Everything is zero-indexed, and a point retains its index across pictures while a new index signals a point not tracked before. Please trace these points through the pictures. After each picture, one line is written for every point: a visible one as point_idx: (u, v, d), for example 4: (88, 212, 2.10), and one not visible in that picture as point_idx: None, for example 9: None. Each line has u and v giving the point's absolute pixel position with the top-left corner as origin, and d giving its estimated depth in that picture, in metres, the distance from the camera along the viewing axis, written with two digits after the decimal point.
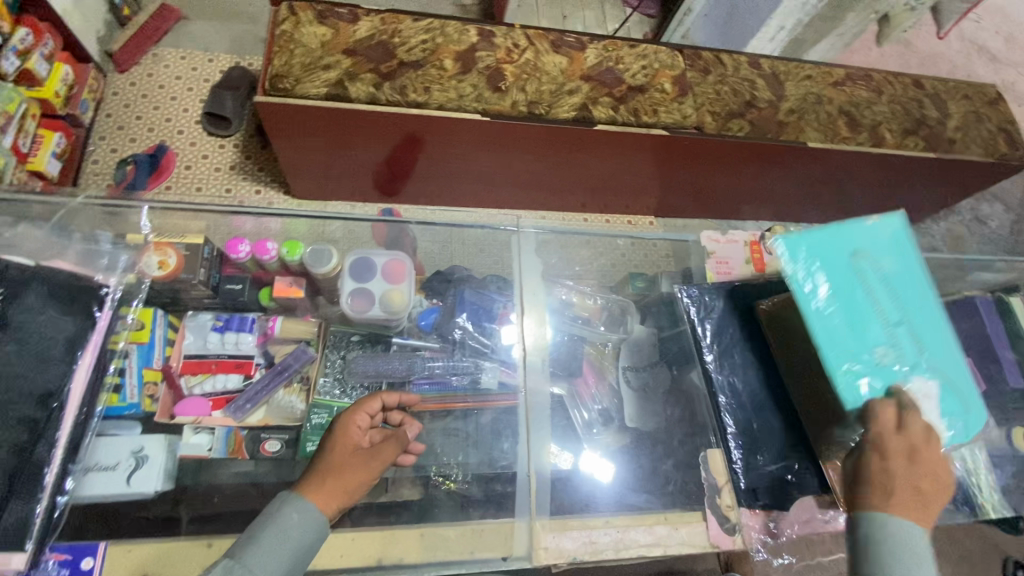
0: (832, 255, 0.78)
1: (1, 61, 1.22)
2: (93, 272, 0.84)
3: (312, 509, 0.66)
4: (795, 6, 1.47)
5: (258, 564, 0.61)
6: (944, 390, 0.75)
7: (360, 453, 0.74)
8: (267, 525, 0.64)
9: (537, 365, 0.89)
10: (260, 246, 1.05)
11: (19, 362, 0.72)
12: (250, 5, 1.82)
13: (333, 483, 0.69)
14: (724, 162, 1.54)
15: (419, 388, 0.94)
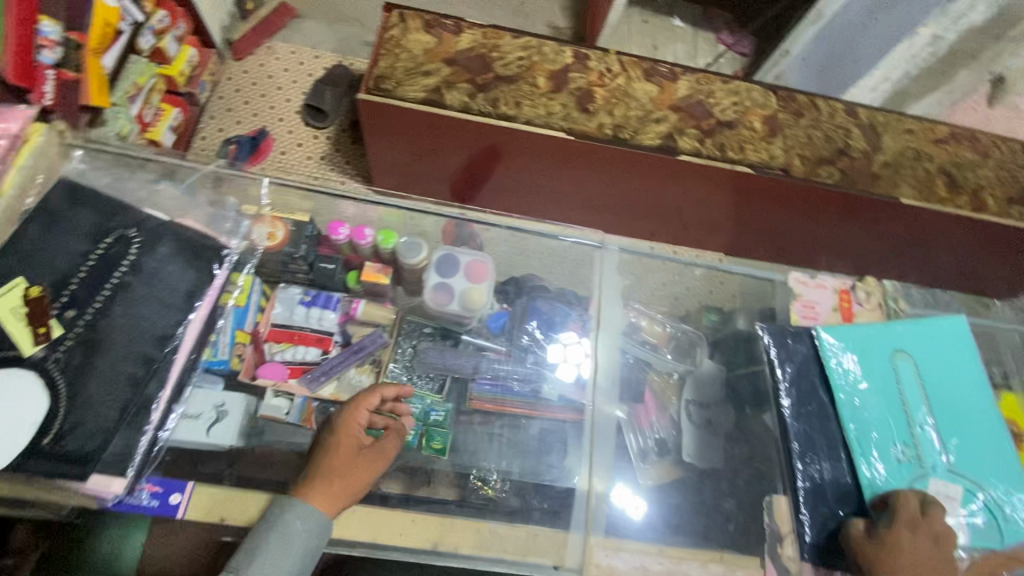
0: (875, 350, 0.96)
1: (141, 38, 1.31)
2: (219, 233, 0.91)
3: (314, 513, 0.75)
4: (902, 57, 1.42)
5: (260, 569, 0.71)
6: (968, 490, 0.87)
7: (365, 451, 0.82)
8: (270, 532, 0.74)
9: (606, 386, 0.94)
10: (357, 231, 1.04)
11: (144, 306, 0.82)
12: (360, 10, 1.95)
13: (341, 487, 0.78)
14: (807, 209, 1.49)
15: (480, 387, 0.97)
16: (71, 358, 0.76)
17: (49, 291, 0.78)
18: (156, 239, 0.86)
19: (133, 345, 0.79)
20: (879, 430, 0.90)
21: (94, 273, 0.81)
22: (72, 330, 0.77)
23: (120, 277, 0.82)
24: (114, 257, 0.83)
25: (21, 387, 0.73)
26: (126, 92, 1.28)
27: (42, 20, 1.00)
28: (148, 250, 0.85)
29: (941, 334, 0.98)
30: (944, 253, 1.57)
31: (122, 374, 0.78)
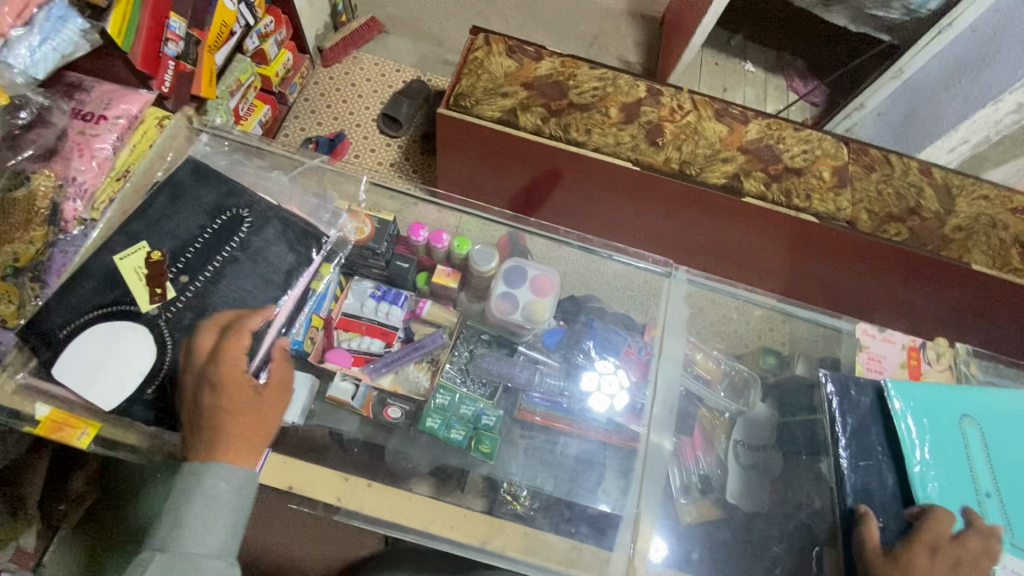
0: (944, 413, 0.69)
1: (247, 39, 1.43)
2: (320, 223, 0.81)
3: (239, 468, 0.63)
4: (985, 122, 1.39)
5: (197, 537, 0.60)
6: None
7: (256, 396, 0.66)
8: (189, 503, 0.60)
9: (663, 419, 0.78)
10: (436, 234, 0.93)
11: (249, 277, 0.74)
12: (443, 30, 2.05)
13: (244, 443, 0.63)
14: (868, 264, 1.46)
15: (530, 400, 0.83)
16: (175, 317, 0.69)
17: (169, 253, 0.72)
18: (262, 220, 0.77)
19: (231, 315, 0.71)
20: (944, 503, 0.65)
21: (211, 238, 0.75)
22: (181, 294, 0.71)
23: (234, 245, 0.75)
24: (231, 224, 0.76)
25: (136, 339, 0.68)
26: (229, 87, 1.39)
27: (171, 16, 1.10)
28: (256, 225, 0.77)
29: (1008, 404, 0.72)
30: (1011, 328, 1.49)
31: (219, 340, 0.70)
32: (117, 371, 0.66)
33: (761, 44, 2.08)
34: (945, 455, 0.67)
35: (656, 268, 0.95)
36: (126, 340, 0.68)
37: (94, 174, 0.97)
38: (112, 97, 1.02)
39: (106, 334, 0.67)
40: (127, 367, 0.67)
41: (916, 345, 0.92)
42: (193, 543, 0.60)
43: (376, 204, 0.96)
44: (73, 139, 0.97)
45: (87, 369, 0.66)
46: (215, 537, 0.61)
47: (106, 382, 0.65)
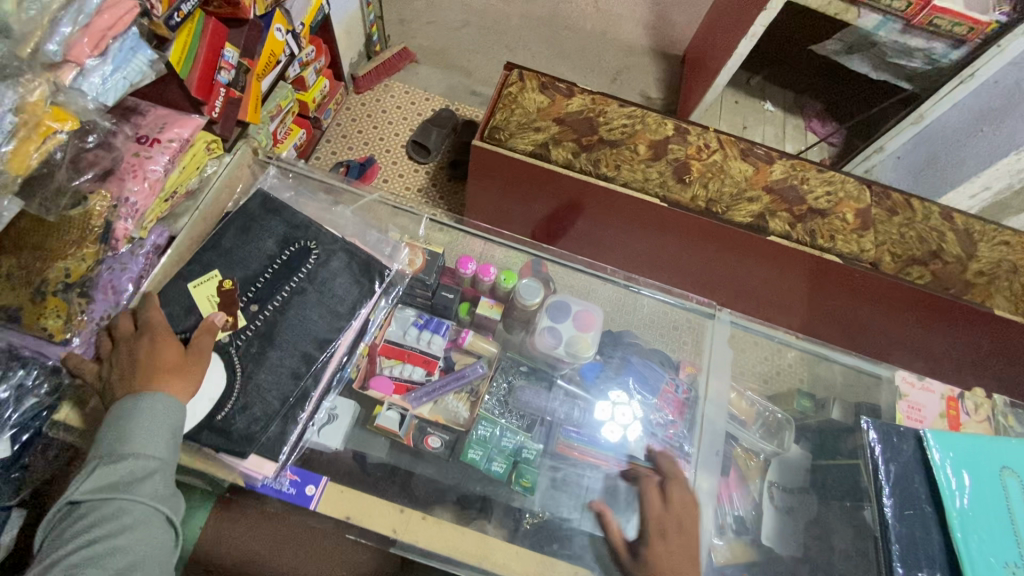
0: (981, 462, 0.70)
1: (290, 67, 1.48)
2: (382, 255, 0.86)
3: (172, 400, 0.65)
4: (1008, 170, 1.41)
5: (137, 442, 0.61)
6: None
7: (188, 354, 0.68)
8: (127, 416, 0.62)
9: (710, 465, 0.80)
10: (483, 267, 0.94)
11: (316, 307, 0.77)
12: (471, 62, 2.11)
13: (175, 382, 0.66)
14: (889, 305, 1.47)
15: (567, 435, 0.84)
16: (246, 345, 0.73)
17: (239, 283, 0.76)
18: (327, 254, 0.81)
19: (298, 344, 0.75)
20: (986, 556, 0.64)
21: (279, 269, 0.78)
22: (250, 324, 0.74)
23: (299, 276, 0.79)
24: (297, 257, 0.80)
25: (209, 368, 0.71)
26: (269, 112, 1.43)
27: (226, 47, 1.15)
28: (320, 259, 0.80)
29: None
30: None
31: (284, 367, 0.73)
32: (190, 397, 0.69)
33: (780, 85, 2.13)
34: (988, 504, 0.67)
35: (698, 309, 0.97)
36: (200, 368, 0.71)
37: (145, 195, 0.99)
38: (166, 121, 1.06)
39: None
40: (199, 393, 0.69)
41: (955, 395, 0.89)
42: (133, 450, 0.61)
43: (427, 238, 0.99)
44: (126, 159, 0.99)
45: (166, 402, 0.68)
46: (157, 444, 0.61)
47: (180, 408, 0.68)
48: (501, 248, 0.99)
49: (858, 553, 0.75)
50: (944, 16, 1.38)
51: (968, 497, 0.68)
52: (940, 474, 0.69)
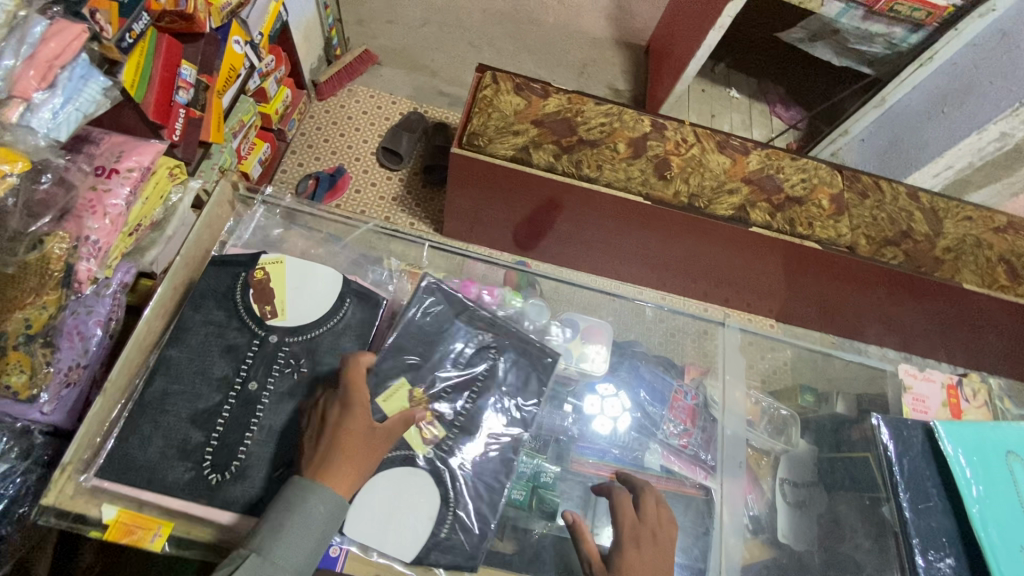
0: (986, 449, 0.76)
1: (250, 80, 1.40)
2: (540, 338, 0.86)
3: (335, 495, 0.59)
4: (970, 148, 1.47)
5: (288, 551, 0.55)
6: None
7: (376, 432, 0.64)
8: (288, 514, 0.57)
9: (734, 468, 0.82)
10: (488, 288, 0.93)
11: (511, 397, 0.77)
12: (435, 61, 2.05)
13: (346, 469, 0.60)
14: (864, 285, 1.51)
15: (582, 451, 0.84)
16: (272, 395, 0.66)
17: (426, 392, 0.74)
18: (337, 296, 0.73)
19: (317, 381, 0.68)
20: (1003, 540, 0.70)
21: (461, 364, 0.78)
22: (270, 369, 0.67)
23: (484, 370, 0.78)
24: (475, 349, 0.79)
25: (419, 487, 0.69)
26: (232, 128, 1.35)
27: (182, 65, 1.07)
28: (336, 296, 0.73)
29: None
30: (995, 337, 1.57)
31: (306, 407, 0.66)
32: (410, 523, 0.67)
33: (743, 72, 2.15)
34: (998, 489, 0.73)
35: (706, 317, 0.99)
36: (412, 488, 0.69)
37: (107, 231, 0.91)
38: (123, 149, 0.98)
39: (389, 484, 0.68)
40: (419, 516, 0.68)
41: (955, 383, 0.97)
42: (282, 556, 0.55)
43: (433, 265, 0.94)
44: (83, 195, 0.91)
45: (378, 518, 0.67)
46: (301, 557, 0.56)
47: (404, 534, 0.66)
48: (501, 269, 0.98)
49: (876, 549, 0.76)
50: (904, 2, 1.44)
51: (978, 485, 0.73)
52: (954, 465, 0.74)
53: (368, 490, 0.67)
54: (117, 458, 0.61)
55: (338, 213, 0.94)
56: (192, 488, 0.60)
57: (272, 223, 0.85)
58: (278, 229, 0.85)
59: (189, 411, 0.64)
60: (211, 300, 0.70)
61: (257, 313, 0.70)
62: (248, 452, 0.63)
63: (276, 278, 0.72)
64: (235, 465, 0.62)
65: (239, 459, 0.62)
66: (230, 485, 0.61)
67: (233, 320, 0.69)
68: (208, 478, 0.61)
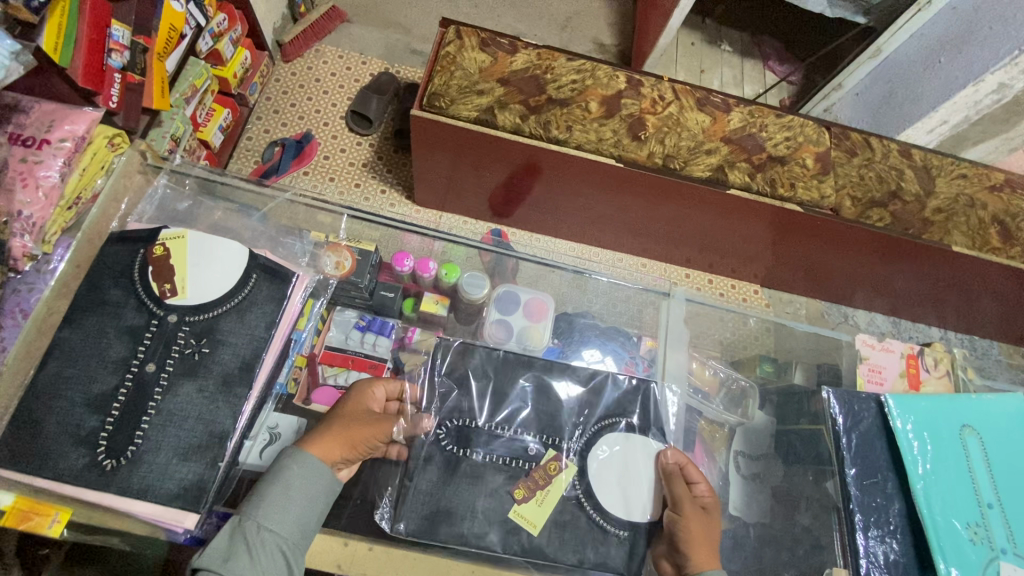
0: (941, 424, 0.76)
1: (199, 41, 1.34)
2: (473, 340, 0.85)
3: (309, 460, 0.65)
4: (965, 102, 1.38)
5: (273, 517, 0.61)
6: None
7: (367, 413, 0.72)
8: (268, 480, 0.63)
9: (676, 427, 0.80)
10: (422, 263, 0.95)
11: (516, 414, 0.76)
12: (407, 17, 1.94)
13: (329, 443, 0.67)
14: (856, 249, 1.44)
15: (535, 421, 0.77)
16: (169, 378, 0.65)
17: (523, 478, 0.71)
18: (243, 270, 0.71)
19: (218, 360, 0.67)
20: (949, 520, 0.70)
21: (469, 447, 0.73)
22: (168, 351, 0.66)
23: (473, 421, 0.74)
24: (459, 438, 0.73)
25: (607, 462, 0.74)
26: (183, 94, 1.31)
27: (112, 25, 1.01)
28: (241, 274, 0.71)
29: (1001, 413, 0.78)
30: (986, 300, 1.52)
31: (207, 389, 0.65)
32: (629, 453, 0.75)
33: (735, 25, 2.03)
34: (948, 463, 0.74)
35: (653, 288, 0.97)
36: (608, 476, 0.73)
37: (41, 206, 0.86)
38: (53, 119, 0.92)
39: (618, 492, 0.72)
40: (623, 442, 0.76)
41: (915, 353, 0.95)
42: (263, 517, 0.61)
43: (356, 235, 0.93)
44: (14, 168, 0.87)
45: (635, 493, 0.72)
46: (289, 522, 0.62)
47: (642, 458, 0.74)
48: (439, 240, 0.97)
49: (820, 528, 0.75)
50: None
51: (929, 458, 0.74)
52: (907, 437, 0.75)
53: (620, 511, 0.71)
54: (16, 444, 0.60)
55: (253, 180, 0.91)
56: (86, 474, 0.60)
57: (180, 195, 0.83)
58: (188, 202, 0.83)
59: (83, 396, 0.63)
60: (108, 279, 0.69)
61: (156, 292, 0.68)
62: (148, 437, 0.62)
63: (177, 253, 0.70)
64: (130, 450, 0.61)
65: (134, 445, 0.61)
66: (125, 472, 0.60)
67: (130, 300, 0.68)
68: (102, 465, 0.60)
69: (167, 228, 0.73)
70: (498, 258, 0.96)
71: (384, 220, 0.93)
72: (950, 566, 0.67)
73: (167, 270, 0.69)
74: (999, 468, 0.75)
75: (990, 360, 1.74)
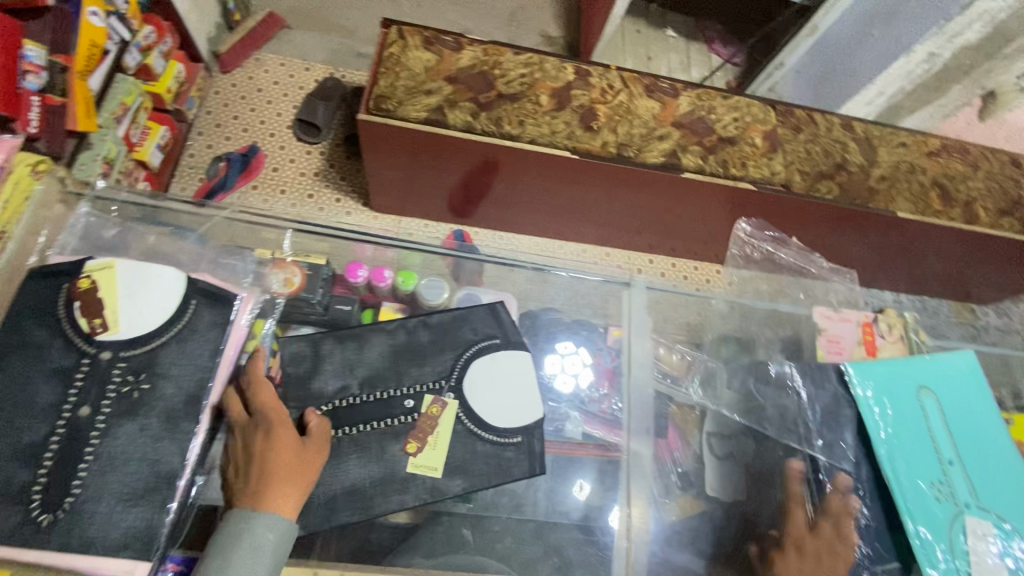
0: (899, 388, 0.79)
1: (127, 56, 1.27)
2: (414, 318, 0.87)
3: (280, 520, 0.60)
4: (898, 73, 1.43)
5: None
6: (1007, 532, 0.71)
7: (304, 446, 0.66)
8: (233, 547, 0.57)
9: (635, 419, 0.81)
10: (376, 271, 0.95)
11: (485, 415, 0.74)
12: (348, 19, 1.89)
13: (288, 493, 0.62)
14: (811, 222, 1.47)
15: (494, 413, 0.75)
16: (107, 419, 0.61)
17: (409, 434, 0.72)
18: (181, 297, 0.68)
19: (160, 396, 0.64)
20: (915, 480, 0.73)
21: (345, 427, 0.72)
22: (104, 392, 0.62)
23: (343, 399, 0.73)
24: (331, 420, 0.71)
25: (475, 385, 0.76)
26: (112, 114, 1.24)
27: (25, 45, 0.95)
28: (178, 302, 0.68)
29: (956, 370, 0.81)
30: (935, 261, 1.59)
31: (150, 427, 0.62)
32: (491, 367, 0.78)
33: (678, 11, 2.05)
34: (908, 424, 0.76)
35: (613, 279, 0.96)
36: (482, 397, 0.75)
37: None
38: None
39: (511, 412, 0.75)
40: (489, 364, 0.78)
41: (870, 320, 0.95)
42: None
43: (304, 248, 0.93)
44: None
45: (514, 403, 0.76)
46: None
47: (499, 366, 0.78)
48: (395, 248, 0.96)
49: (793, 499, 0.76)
50: None
51: (891, 422, 0.76)
52: (868, 403, 0.77)
53: (532, 418, 0.75)
54: None
55: (189, 203, 0.89)
56: (20, 533, 0.55)
57: (106, 223, 0.78)
58: (114, 229, 0.78)
59: (11, 448, 0.58)
60: (30, 320, 0.64)
61: (84, 329, 0.64)
62: (86, 485, 0.58)
63: (105, 285, 0.67)
64: (68, 502, 0.57)
65: (73, 496, 0.57)
66: (64, 526, 0.56)
67: (56, 339, 0.63)
68: (37, 520, 0.56)
69: (91, 258, 0.69)
70: (456, 263, 0.96)
71: (330, 232, 0.92)
72: (920, 526, 0.70)
73: (96, 304, 0.65)
74: (956, 424, 0.78)
75: (940, 318, 1.83)
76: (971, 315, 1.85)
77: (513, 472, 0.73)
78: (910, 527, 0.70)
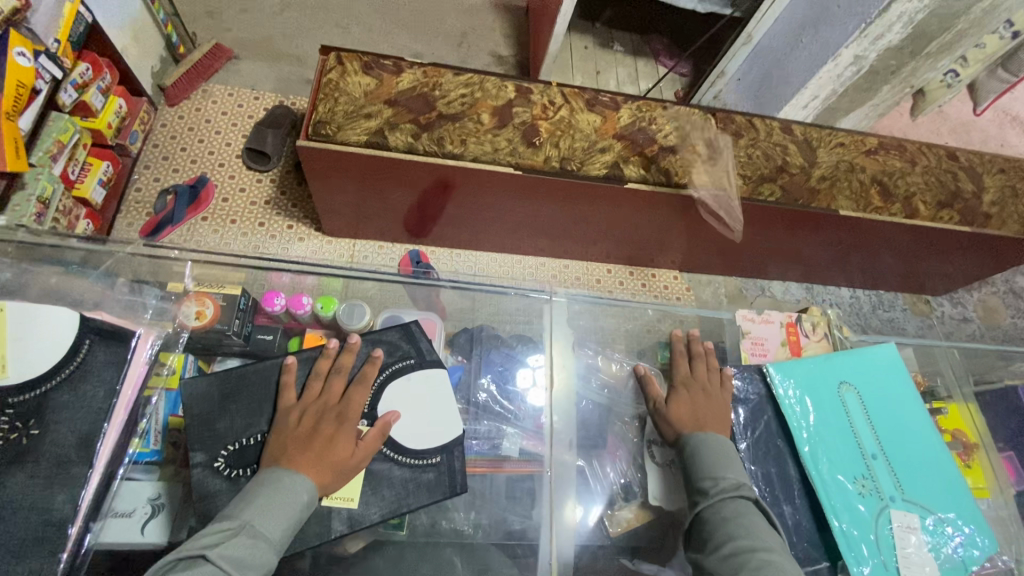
0: (820, 385, 0.82)
1: (61, 94, 1.27)
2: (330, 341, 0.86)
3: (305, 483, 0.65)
4: (830, 77, 1.48)
5: (271, 522, 0.62)
6: (927, 522, 0.74)
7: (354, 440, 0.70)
8: (272, 487, 0.64)
9: (563, 435, 0.84)
10: (294, 299, 0.95)
11: (401, 438, 0.74)
12: (297, 47, 1.90)
13: (313, 464, 0.67)
14: (760, 222, 1.50)
15: (412, 435, 0.75)
16: None
17: None
18: (74, 336, 0.70)
19: (53, 440, 0.65)
20: (837, 476, 0.75)
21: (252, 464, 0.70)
22: None
23: (251, 435, 0.71)
24: (238, 459, 0.70)
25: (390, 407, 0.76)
26: (47, 152, 1.23)
27: None
28: (72, 341, 0.69)
29: (875, 365, 0.85)
30: (884, 255, 1.63)
31: (40, 472, 0.63)
32: (408, 388, 0.78)
33: (624, 26, 2.10)
34: (830, 421, 0.79)
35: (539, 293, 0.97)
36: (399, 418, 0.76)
37: None
38: None
39: (427, 432, 0.75)
40: (405, 386, 0.78)
41: (792, 321, 0.97)
42: (261, 522, 0.61)
43: (217, 280, 0.92)
44: None
45: (433, 422, 0.76)
46: (276, 524, 0.62)
47: (416, 386, 0.78)
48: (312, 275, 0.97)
49: None
50: None
51: (813, 419, 0.79)
52: (789, 402, 0.80)
53: (449, 436, 0.76)
54: None
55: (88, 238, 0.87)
56: None
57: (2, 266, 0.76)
58: (9, 271, 0.76)
59: None
60: None
61: None
62: None
63: None
64: None
65: None
66: None
67: None
68: None
69: None
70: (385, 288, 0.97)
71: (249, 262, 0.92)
72: (843, 522, 0.72)
73: None
74: (877, 417, 0.81)
75: (897, 310, 1.87)
76: (927, 307, 1.90)
77: (433, 495, 0.72)
78: (834, 523, 0.72)
